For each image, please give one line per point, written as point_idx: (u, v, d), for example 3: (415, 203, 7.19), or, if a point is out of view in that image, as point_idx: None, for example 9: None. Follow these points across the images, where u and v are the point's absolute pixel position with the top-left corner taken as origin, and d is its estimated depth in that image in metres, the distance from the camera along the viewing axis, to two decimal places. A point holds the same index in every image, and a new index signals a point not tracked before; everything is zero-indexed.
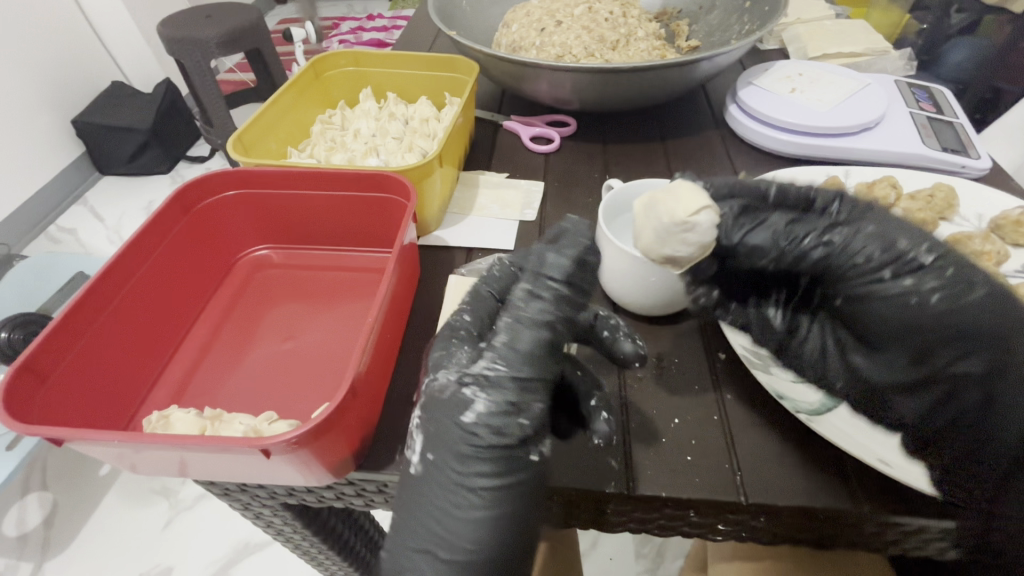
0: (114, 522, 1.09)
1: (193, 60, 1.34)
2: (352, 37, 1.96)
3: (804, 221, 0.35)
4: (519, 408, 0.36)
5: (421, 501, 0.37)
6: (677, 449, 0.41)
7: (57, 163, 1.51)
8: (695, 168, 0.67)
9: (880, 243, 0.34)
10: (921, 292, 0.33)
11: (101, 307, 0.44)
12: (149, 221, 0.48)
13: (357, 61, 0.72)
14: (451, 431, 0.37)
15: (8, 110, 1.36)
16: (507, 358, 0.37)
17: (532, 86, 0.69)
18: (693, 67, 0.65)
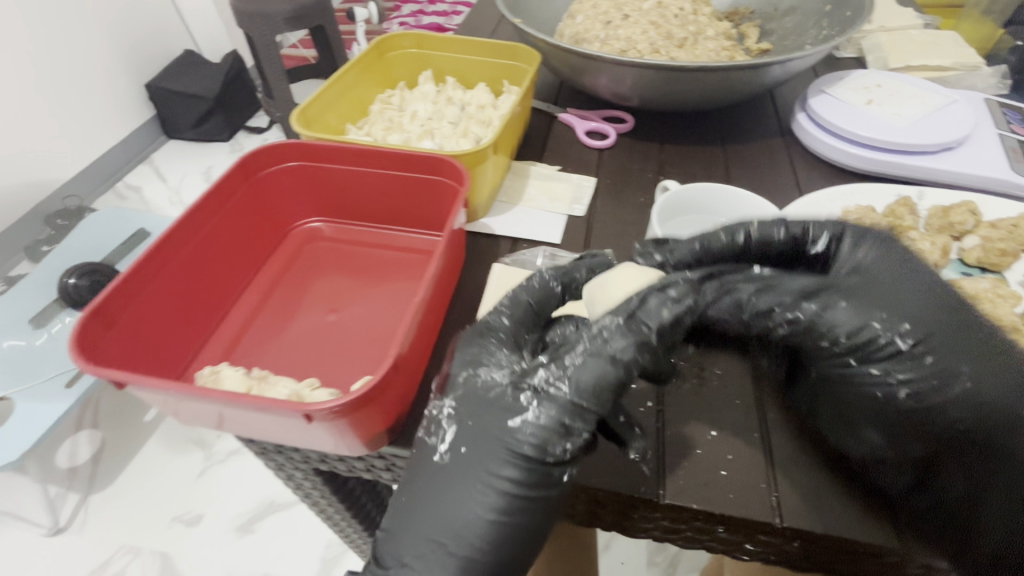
0: (154, 465, 1.16)
1: (261, 33, 1.39)
2: (412, 19, 1.99)
3: (790, 288, 0.41)
4: (569, 433, 0.37)
5: (435, 490, 0.37)
6: (712, 463, 0.40)
7: (128, 123, 1.59)
8: (755, 176, 0.64)
9: (857, 315, 0.39)
10: (904, 364, 0.38)
11: (164, 263, 0.46)
12: (214, 185, 0.50)
13: (419, 43, 0.73)
14: (496, 437, 0.37)
15: (89, 71, 1.44)
16: (579, 386, 0.37)
17: (592, 80, 0.68)
18: (763, 70, 0.63)
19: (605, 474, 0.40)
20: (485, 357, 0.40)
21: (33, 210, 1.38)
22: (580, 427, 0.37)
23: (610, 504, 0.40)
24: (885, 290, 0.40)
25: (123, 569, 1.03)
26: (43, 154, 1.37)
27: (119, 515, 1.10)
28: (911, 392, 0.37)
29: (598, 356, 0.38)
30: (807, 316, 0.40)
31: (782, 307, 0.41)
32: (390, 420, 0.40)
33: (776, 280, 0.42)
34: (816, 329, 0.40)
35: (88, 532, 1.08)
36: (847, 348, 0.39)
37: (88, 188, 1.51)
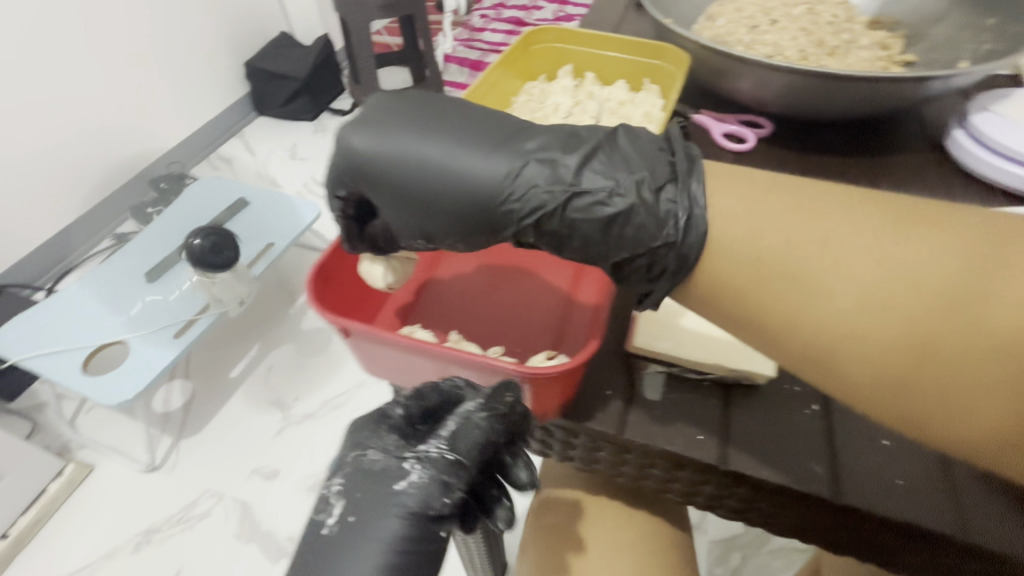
0: (236, 419, 1.22)
1: (357, 20, 1.46)
2: (493, 13, 2.05)
3: (420, 212, 0.47)
4: (450, 488, 0.39)
5: (329, 569, 0.38)
6: (885, 469, 0.39)
7: (226, 99, 1.69)
8: (907, 192, 0.63)
9: (492, 183, 0.44)
10: (551, 201, 0.43)
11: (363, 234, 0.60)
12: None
13: (563, 38, 0.75)
14: (384, 496, 0.39)
15: (198, 49, 1.55)
16: (451, 452, 0.40)
17: (732, 84, 0.68)
18: (924, 85, 0.61)
19: (778, 467, 0.39)
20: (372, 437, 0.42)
21: (142, 173, 1.51)
22: (457, 484, 0.39)
23: (773, 496, 0.40)
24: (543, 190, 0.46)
25: (209, 511, 1.10)
26: (151, 121, 1.49)
27: (207, 460, 1.17)
28: (567, 217, 0.44)
29: (470, 424, 0.40)
30: (452, 219, 0.46)
31: (441, 217, 0.47)
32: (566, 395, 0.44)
33: (397, 205, 0.48)
34: (469, 217, 0.46)
35: (178, 472, 1.15)
36: (500, 211, 0.45)
37: (190, 155, 1.63)
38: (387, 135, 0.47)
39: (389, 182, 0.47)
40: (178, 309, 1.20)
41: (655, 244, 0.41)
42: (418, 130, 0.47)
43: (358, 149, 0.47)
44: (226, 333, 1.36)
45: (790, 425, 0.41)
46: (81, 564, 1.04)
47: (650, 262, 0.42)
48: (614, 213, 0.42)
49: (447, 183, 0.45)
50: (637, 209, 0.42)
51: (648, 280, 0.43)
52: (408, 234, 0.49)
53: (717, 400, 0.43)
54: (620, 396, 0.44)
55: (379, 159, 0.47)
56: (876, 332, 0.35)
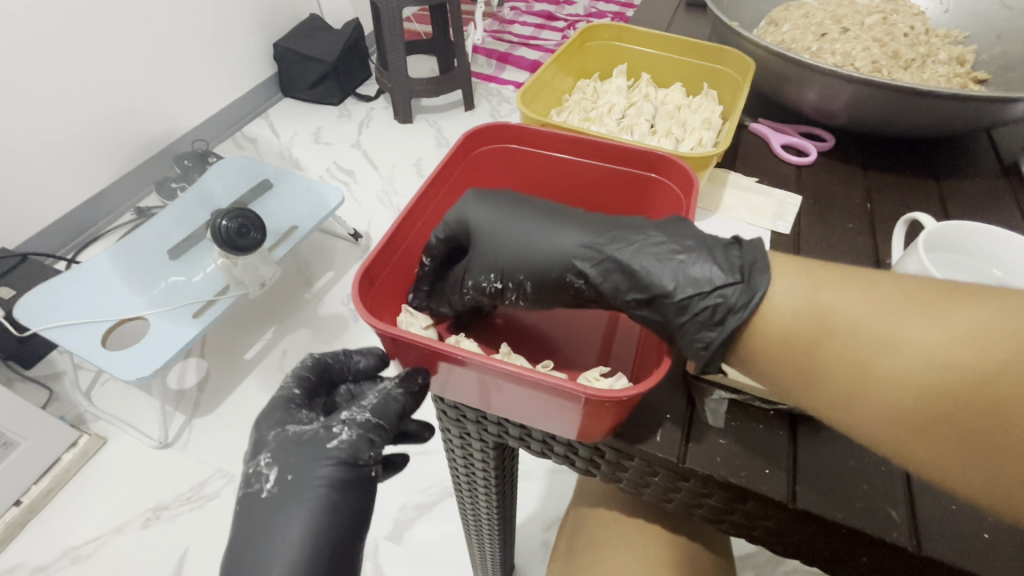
0: (249, 402, 1.21)
1: (389, 5, 1.44)
2: (524, 5, 2.03)
3: (500, 259, 0.47)
4: (375, 443, 0.47)
5: (268, 523, 0.44)
6: (972, 522, 0.36)
7: (252, 79, 1.68)
8: (981, 218, 0.59)
9: (574, 243, 0.45)
10: (623, 253, 0.43)
11: (409, 231, 0.51)
12: (445, 161, 0.52)
13: (619, 36, 0.72)
14: (315, 454, 0.46)
15: (227, 28, 1.53)
16: (373, 414, 0.47)
17: (797, 92, 0.65)
18: (1008, 106, 0.57)
19: (852, 511, 0.36)
20: (292, 414, 0.49)
21: (166, 148, 1.50)
22: (379, 438, 0.47)
23: (844, 540, 0.37)
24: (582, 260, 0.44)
25: (218, 493, 1.10)
26: (176, 98, 1.47)
27: (219, 441, 1.16)
28: (634, 266, 0.42)
29: (392, 394, 0.46)
30: (533, 271, 0.46)
31: (520, 269, 0.47)
32: (622, 418, 0.39)
33: (483, 250, 0.48)
34: (547, 268, 0.46)
35: (190, 452, 1.14)
36: (576, 265, 0.45)
37: (214, 133, 1.62)
38: (484, 202, 0.50)
39: (481, 234, 0.49)
40: (201, 289, 1.19)
41: (722, 283, 0.38)
42: (509, 204, 0.49)
43: (465, 212, 0.49)
44: (243, 315, 1.36)
45: (863, 465, 0.39)
46: (90, 536, 1.04)
47: (715, 306, 0.37)
48: (679, 259, 0.41)
49: (529, 243, 0.46)
50: (700, 255, 0.41)
51: (707, 327, 0.38)
52: (483, 273, 0.49)
53: (781, 432, 0.41)
54: (679, 420, 0.41)
55: (481, 217, 0.49)
56: (949, 397, 0.31)
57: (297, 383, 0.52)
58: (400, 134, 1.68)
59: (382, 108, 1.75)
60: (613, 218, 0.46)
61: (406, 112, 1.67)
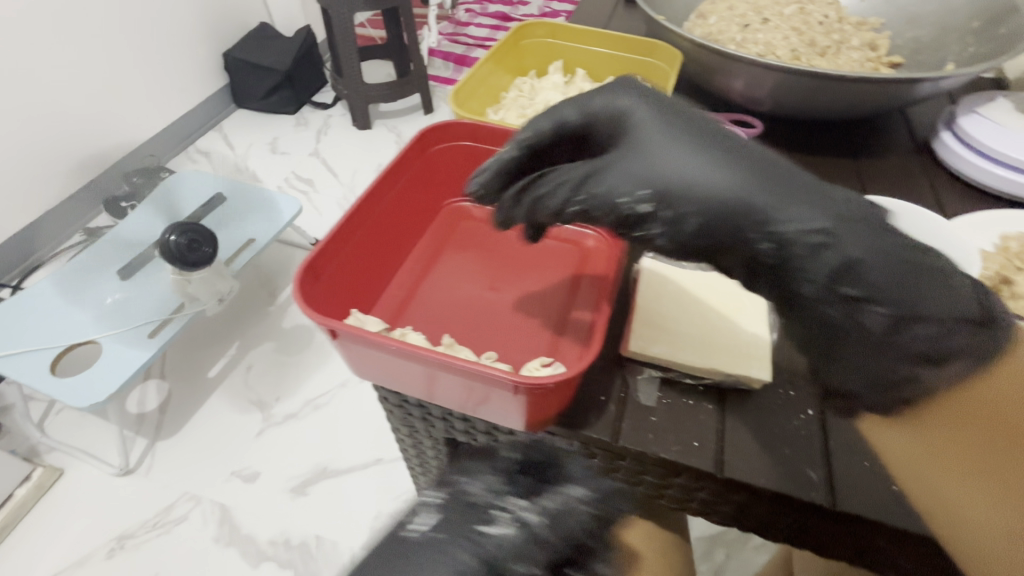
0: (216, 420, 1.18)
1: (339, 11, 1.42)
2: (479, 7, 2.03)
3: (653, 174, 0.38)
4: (531, 554, 0.37)
5: (381, 568, 0.35)
6: (884, 476, 0.38)
7: (203, 90, 1.63)
8: (894, 192, 0.63)
9: (759, 191, 0.36)
10: (839, 241, 0.34)
11: (358, 223, 0.46)
12: (400, 155, 0.50)
13: (553, 34, 0.73)
14: (465, 531, 0.37)
15: (173, 40, 1.49)
16: (585, 529, 0.39)
17: (725, 82, 0.67)
18: (913, 86, 0.61)
19: (775, 475, 0.38)
20: (487, 476, 0.40)
21: (114, 166, 1.44)
22: (541, 552, 0.37)
23: (769, 503, 0.40)
24: (728, 213, 0.36)
25: (186, 515, 1.07)
26: (121, 114, 1.43)
27: (185, 462, 1.13)
28: (852, 262, 0.33)
29: (574, 510, 0.39)
30: (701, 202, 0.36)
31: (684, 198, 0.37)
32: (562, 402, 0.41)
33: (622, 168, 0.39)
34: (719, 204, 0.36)
35: (155, 476, 1.11)
36: (761, 214, 0.36)
37: (164, 149, 1.57)
38: (651, 105, 0.40)
39: (643, 138, 0.39)
40: (155, 307, 1.16)
41: (958, 320, 0.31)
42: (677, 115, 0.40)
43: (619, 105, 0.41)
44: (204, 332, 1.33)
45: (786, 431, 0.41)
46: (52, 571, 1.00)
47: (940, 337, 0.31)
48: (903, 277, 0.33)
49: (701, 166, 0.37)
50: (933, 277, 0.33)
51: (922, 365, 0.32)
52: (627, 186, 0.38)
53: (710, 405, 0.42)
54: (614, 401, 0.43)
55: (639, 122, 0.39)
56: None
57: (539, 452, 0.42)
58: (358, 140, 1.66)
59: (340, 115, 1.73)
60: (804, 184, 0.36)
61: (364, 117, 1.65)
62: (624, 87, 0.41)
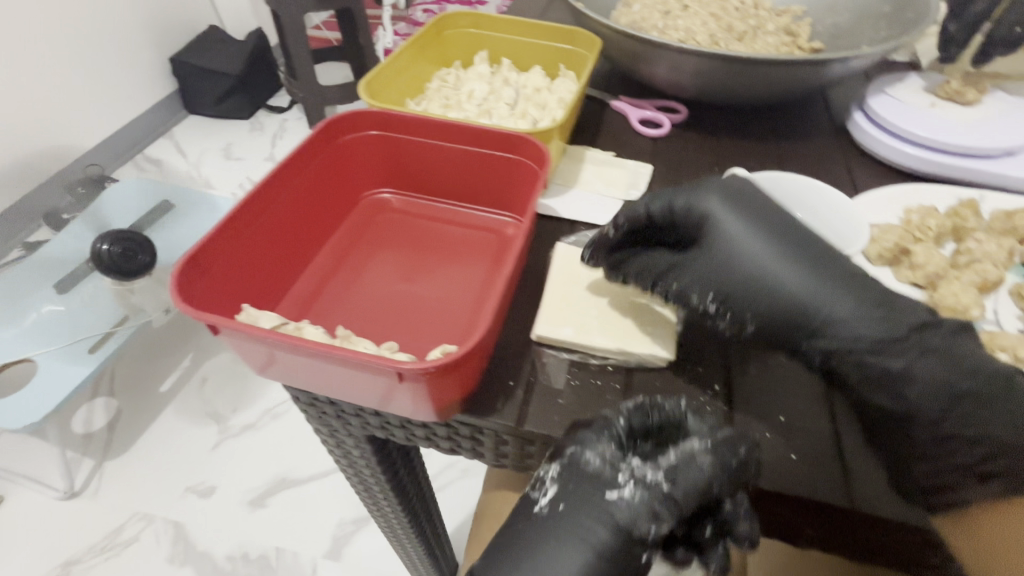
0: (168, 435, 1.13)
1: (290, 12, 1.35)
2: (436, 8, 2.01)
3: (724, 282, 0.40)
4: (660, 518, 0.34)
5: (528, 541, 0.35)
6: (782, 446, 0.39)
7: (150, 96, 1.55)
8: (811, 172, 0.64)
9: (830, 304, 0.37)
10: (909, 358, 0.36)
11: (252, 218, 0.44)
12: (301, 147, 0.48)
13: (477, 24, 0.73)
14: (590, 503, 0.35)
15: (116, 44, 1.41)
16: (719, 482, 0.35)
17: (649, 69, 0.67)
18: (825, 67, 0.62)
19: None
20: (603, 444, 0.37)
21: (55, 177, 1.35)
22: (666, 514, 0.34)
23: None
24: (789, 322, 0.38)
25: (137, 536, 1.02)
26: (59, 121, 1.33)
27: (134, 482, 1.07)
28: (915, 380, 0.36)
29: (693, 463, 0.35)
30: (765, 311, 0.39)
31: (749, 304, 0.39)
32: (467, 389, 0.39)
33: (698, 272, 0.41)
34: (784, 316, 0.38)
35: (101, 497, 1.05)
36: (827, 326, 0.37)
37: (109, 158, 1.47)
38: (749, 210, 0.41)
39: (718, 244, 0.41)
40: (96, 318, 1.08)
41: (1012, 443, 0.33)
42: (763, 220, 0.40)
43: (704, 206, 0.42)
44: (153, 343, 1.27)
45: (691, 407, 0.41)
46: None
47: (976, 452, 0.34)
48: (963, 398, 0.35)
49: (773, 275, 0.39)
50: (993, 404, 0.34)
51: (966, 478, 0.35)
52: (698, 289, 0.41)
53: (617, 384, 0.42)
54: (523, 385, 0.42)
55: (716, 228, 0.41)
56: None
57: (659, 415, 0.38)
58: None
59: (295, 120, 1.68)
60: (886, 295, 0.37)
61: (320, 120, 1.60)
62: (716, 183, 0.43)
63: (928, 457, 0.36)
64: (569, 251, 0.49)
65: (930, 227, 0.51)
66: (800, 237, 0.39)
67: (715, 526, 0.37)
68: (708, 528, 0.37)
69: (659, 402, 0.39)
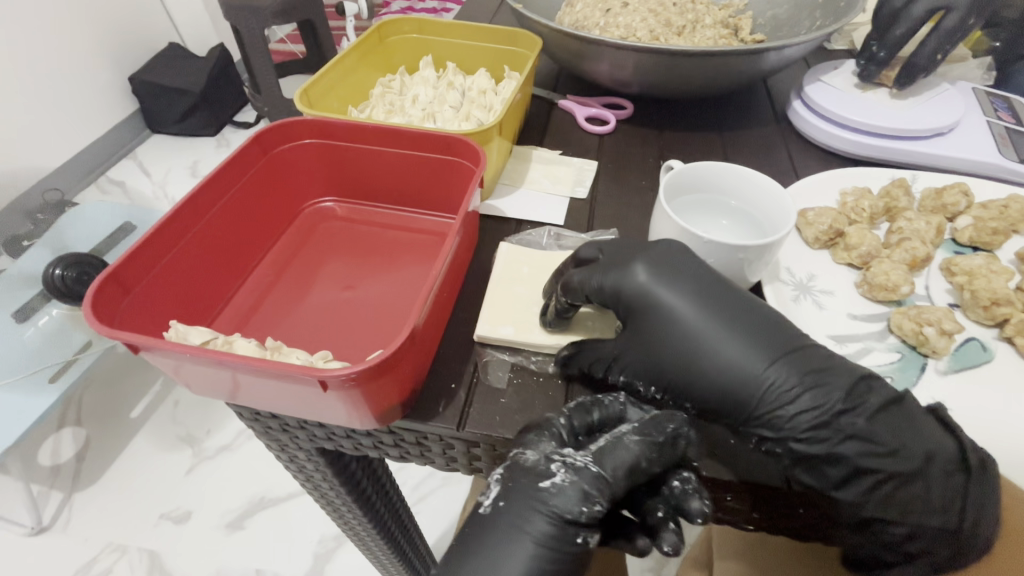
0: (140, 464, 1.10)
1: (249, 25, 1.23)
2: None
3: (661, 371, 0.39)
4: (591, 498, 0.35)
5: (475, 543, 0.37)
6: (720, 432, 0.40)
7: (110, 116, 1.48)
8: (752, 160, 0.65)
9: (767, 395, 0.37)
10: (840, 444, 0.36)
11: (180, 233, 0.43)
12: (229, 160, 0.47)
13: (420, 29, 0.73)
14: (529, 497, 0.36)
15: (72, 64, 1.34)
16: (649, 459, 0.36)
17: (592, 66, 0.67)
18: (761, 58, 0.62)
19: None
20: (545, 442, 0.37)
21: (13, 204, 1.27)
22: (599, 495, 0.35)
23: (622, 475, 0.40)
24: (726, 408, 0.38)
25: (110, 568, 0.98)
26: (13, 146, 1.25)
27: (106, 514, 1.03)
28: (850, 467, 0.36)
29: (621, 444, 0.36)
30: (701, 398, 0.38)
31: (688, 394, 0.39)
32: (405, 393, 0.39)
33: (635, 360, 0.40)
34: (720, 406, 0.38)
35: (73, 530, 1.02)
36: (763, 416, 0.37)
37: (69, 182, 1.40)
38: (686, 286, 0.39)
39: (652, 331, 0.39)
40: (56, 347, 1.01)
41: (926, 523, 0.35)
42: (698, 299, 0.39)
43: (636, 287, 0.40)
44: (122, 369, 1.24)
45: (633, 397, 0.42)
46: None
47: (900, 533, 0.36)
48: (887, 480, 0.36)
49: (710, 362, 0.38)
50: (915, 480, 0.36)
51: (889, 550, 0.37)
52: (641, 378, 0.40)
53: (559, 380, 0.42)
54: (465, 386, 0.42)
55: (651, 315, 0.39)
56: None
57: (598, 411, 0.39)
58: None
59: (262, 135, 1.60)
60: (819, 374, 0.37)
61: None
62: (646, 261, 0.40)
63: (862, 530, 0.37)
64: (511, 249, 0.49)
65: (864, 208, 0.52)
66: (733, 317, 0.38)
67: (664, 505, 0.38)
68: (658, 509, 0.38)
69: (598, 399, 0.40)
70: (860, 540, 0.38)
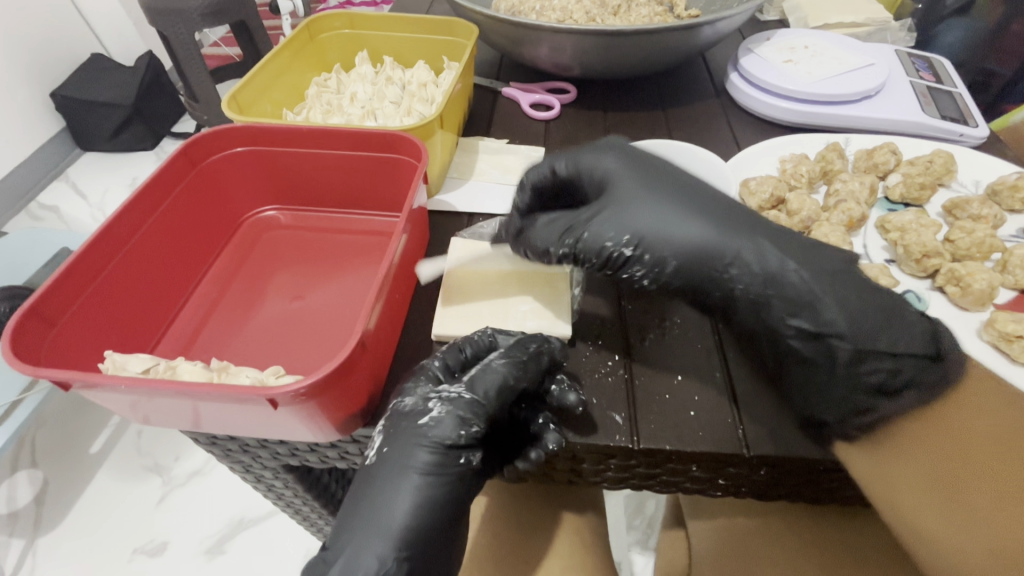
0: (105, 498, 1.04)
1: (177, 32, 1.16)
2: None
3: (637, 226, 0.39)
4: (468, 423, 0.38)
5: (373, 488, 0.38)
6: (680, 406, 0.40)
7: (32, 138, 1.37)
8: (696, 135, 0.66)
9: (739, 243, 0.38)
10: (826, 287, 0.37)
11: (112, 251, 0.42)
12: (159, 170, 0.45)
13: (351, 23, 0.70)
14: (410, 434, 0.38)
15: None
16: (514, 379, 0.39)
17: (532, 52, 0.66)
18: (694, 33, 0.62)
19: (592, 425, 0.40)
20: (423, 386, 0.39)
21: None
22: (475, 418, 0.38)
23: (591, 456, 0.40)
24: (704, 259, 0.38)
25: None
26: None
27: (74, 558, 0.98)
28: (823, 296, 0.37)
29: (489, 368, 0.39)
30: (679, 248, 0.39)
31: (666, 249, 0.39)
32: (356, 403, 0.37)
33: (611, 216, 0.40)
34: (700, 254, 0.38)
35: None
36: (749, 263, 0.38)
37: None
38: (654, 165, 0.42)
39: (627, 197, 0.40)
40: None
41: (909, 355, 0.35)
42: (672, 179, 0.41)
43: (609, 170, 0.42)
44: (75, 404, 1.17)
45: (594, 383, 0.42)
46: None
47: (888, 372, 0.35)
48: (871, 312, 0.36)
49: (687, 216, 0.39)
50: (895, 317, 0.36)
51: (871, 396, 0.36)
52: (610, 232, 0.40)
53: None
54: None
55: (625, 184, 0.41)
56: (943, 479, 0.33)
57: (471, 348, 0.42)
58: None
59: None
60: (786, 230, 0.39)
61: None
62: (613, 144, 0.44)
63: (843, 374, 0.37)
64: (463, 243, 0.49)
65: (803, 173, 0.54)
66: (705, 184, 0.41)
67: (544, 414, 0.40)
68: (540, 417, 0.40)
69: (469, 335, 0.42)
70: (854, 388, 0.37)
